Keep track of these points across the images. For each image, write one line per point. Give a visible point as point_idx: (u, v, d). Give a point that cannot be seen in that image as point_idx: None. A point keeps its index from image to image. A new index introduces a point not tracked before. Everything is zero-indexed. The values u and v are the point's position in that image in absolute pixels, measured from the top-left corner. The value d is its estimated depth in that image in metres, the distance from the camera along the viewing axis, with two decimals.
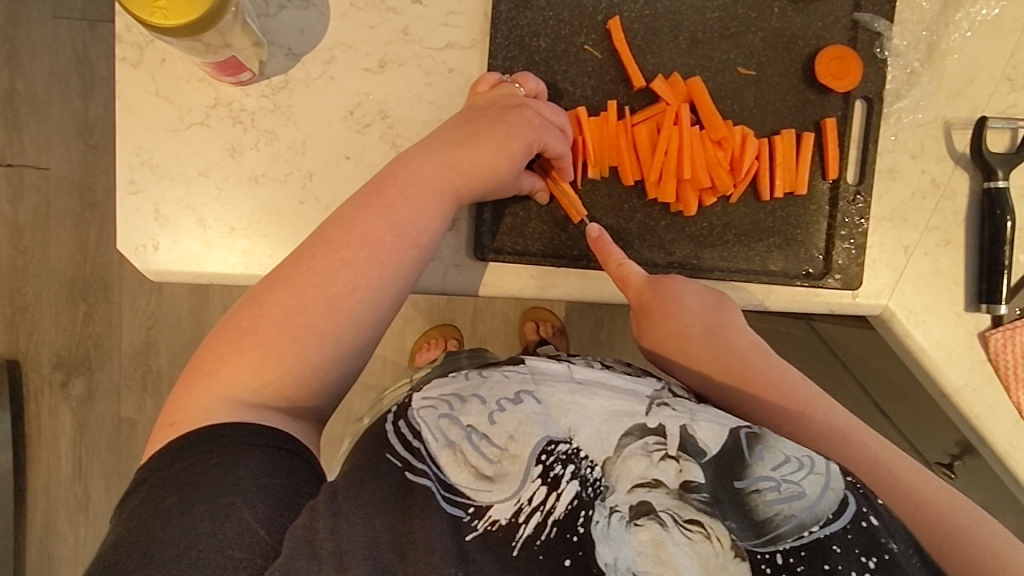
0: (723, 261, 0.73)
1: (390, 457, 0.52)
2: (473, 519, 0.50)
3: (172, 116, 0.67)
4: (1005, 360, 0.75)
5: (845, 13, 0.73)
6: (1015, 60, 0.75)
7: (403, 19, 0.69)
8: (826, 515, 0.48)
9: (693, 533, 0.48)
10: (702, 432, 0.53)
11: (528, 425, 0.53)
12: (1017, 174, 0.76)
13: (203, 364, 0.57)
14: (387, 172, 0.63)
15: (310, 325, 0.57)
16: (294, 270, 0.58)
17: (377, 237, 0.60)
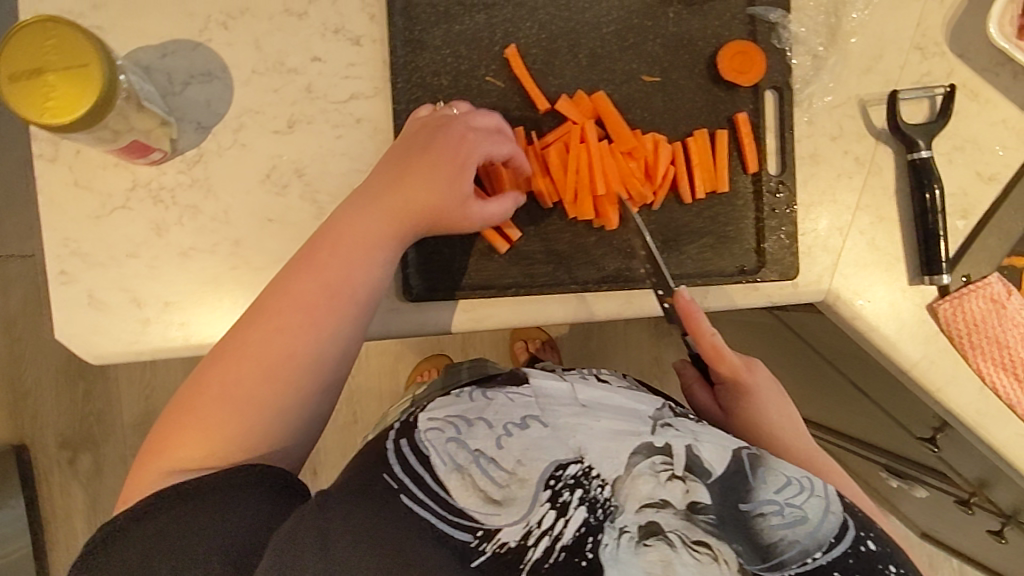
0: (657, 269, 0.72)
1: (386, 477, 0.51)
2: (481, 543, 0.48)
3: (94, 203, 0.69)
4: (958, 329, 0.74)
5: (739, 9, 0.73)
6: (923, 28, 0.74)
7: (305, 78, 0.70)
8: (828, 540, 0.50)
9: (701, 554, 0.48)
10: (706, 452, 0.53)
11: (536, 450, 0.52)
12: (941, 141, 0.75)
13: (161, 436, 0.57)
14: (319, 236, 0.62)
15: (250, 395, 0.57)
16: (233, 342, 0.59)
17: (316, 297, 0.60)
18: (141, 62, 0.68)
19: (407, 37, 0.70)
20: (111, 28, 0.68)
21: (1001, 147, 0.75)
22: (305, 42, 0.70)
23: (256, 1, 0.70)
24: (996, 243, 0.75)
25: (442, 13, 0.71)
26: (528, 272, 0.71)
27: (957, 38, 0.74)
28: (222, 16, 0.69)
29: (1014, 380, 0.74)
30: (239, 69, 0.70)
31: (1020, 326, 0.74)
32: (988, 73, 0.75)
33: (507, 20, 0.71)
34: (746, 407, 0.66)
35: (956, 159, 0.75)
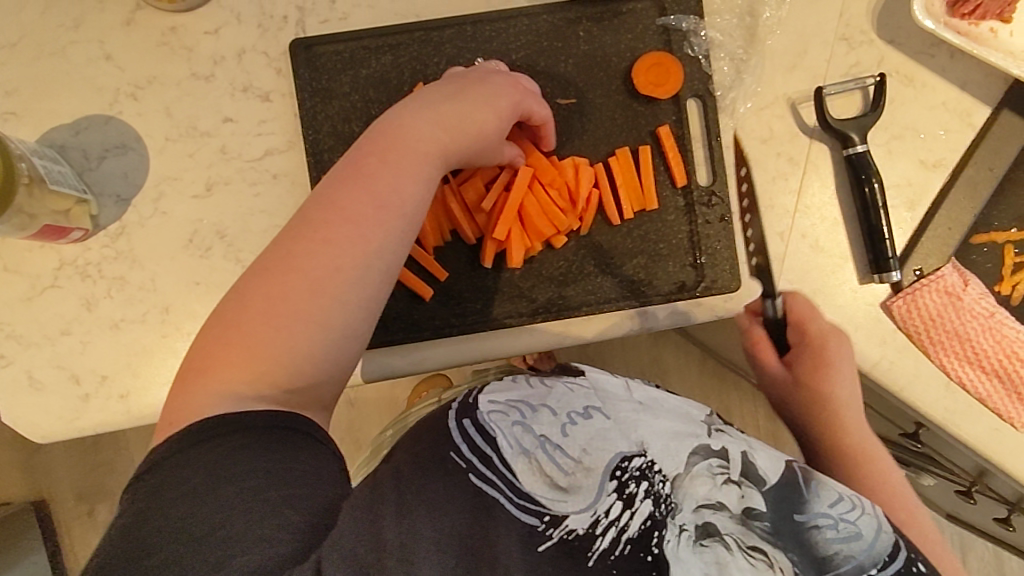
0: (590, 295, 0.71)
1: (452, 456, 0.47)
2: (547, 528, 0.44)
3: (24, 286, 0.70)
4: (915, 325, 0.70)
5: (651, 20, 0.71)
6: (846, 18, 0.72)
7: (218, 139, 0.70)
8: (883, 558, 0.43)
9: (756, 560, 0.42)
10: (762, 460, 0.48)
11: (601, 441, 0.48)
12: (878, 133, 0.72)
13: (193, 365, 0.53)
14: (366, 143, 0.58)
15: (304, 310, 0.53)
16: (279, 254, 0.54)
17: (363, 212, 0.55)
18: (55, 142, 0.69)
19: (315, 88, 0.70)
20: (24, 112, 0.69)
21: (944, 130, 0.71)
22: (215, 103, 0.70)
23: (162, 68, 0.70)
24: (947, 230, 0.71)
25: (348, 60, 0.70)
26: (458, 311, 0.71)
27: (883, 24, 0.72)
28: (131, 86, 0.70)
29: (983, 373, 0.70)
30: (153, 137, 0.70)
31: (980, 317, 0.70)
32: (922, 56, 0.72)
33: (415, 58, 0.70)
34: (822, 382, 0.64)
35: (895, 148, 0.72)
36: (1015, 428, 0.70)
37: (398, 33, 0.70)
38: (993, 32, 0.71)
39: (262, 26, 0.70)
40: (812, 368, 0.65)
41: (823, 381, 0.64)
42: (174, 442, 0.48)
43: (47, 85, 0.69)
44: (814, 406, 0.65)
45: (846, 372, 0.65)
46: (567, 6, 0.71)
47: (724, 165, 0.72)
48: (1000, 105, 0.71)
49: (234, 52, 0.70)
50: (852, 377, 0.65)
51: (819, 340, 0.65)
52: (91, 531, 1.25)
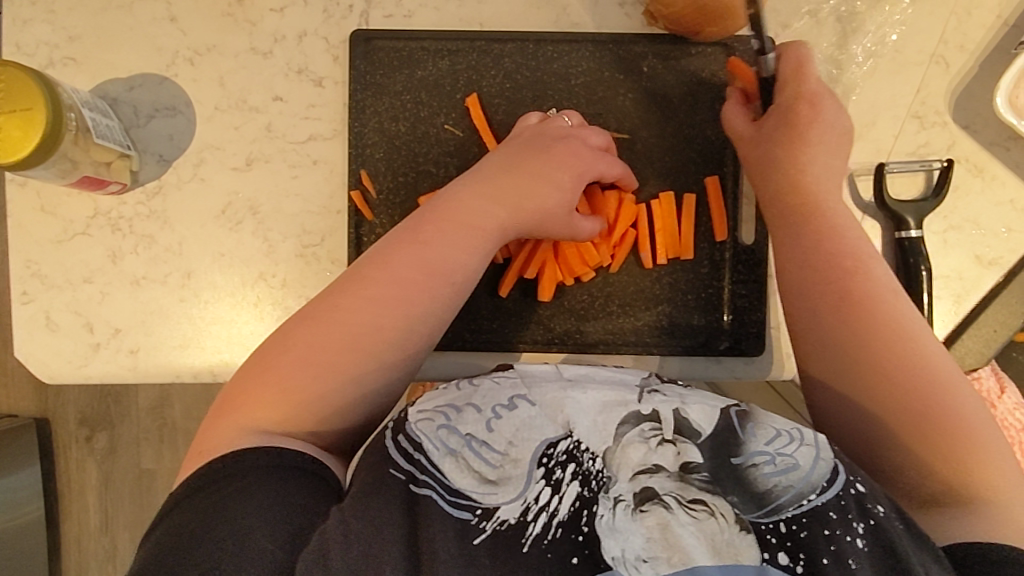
0: (608, 333, 0.69)
1: (392, 472, 0.48)
2: (481, 521, 0.46)
3: (57, 228, 0.70)
4: None
5: (720, 66, 0.69)
6: (923, 95, 0.68)
7: (266, 117, 0.70)
8: (822, 484, 0.46)
9: (697, 512, 0.45)
10: (695, 413, 0.50)
11: (528, 430, 0.49)
12: (935, 219, 0.68)
13: (229, 395, 0.52)
14: (425, 212, 0.58)
15: (337, 363, 0.51)
16: (320, 306, 0.54)
17: (416, 275, 0.55)
18: (109, 94, 0.70)
19: (368, 82, 0.70)
20: (85, 60, 0.70)
21: (1006, 229, 0.68)
22: (268, 81, 0.70)
23: (223, 38, 0.70)
24: None
25: (404, 58, 0.70)
26: (474, 328, 0.70)
27: (961, 108, 0.68)
28: (189, 51, 0.70)
29: None
30: (202, 105, 0.70)
31: None
32: (997, 147, 0.68)
33: (470, 67, 0.70)
34: (800, 152, 0.61)
35: (951, 239, 0.68)
36: None
37: (458, 39, 0.69)
38: None
39: (327, 12, 0.70)
40: (789, 145, 0.61)
41: (808, 182, 0.60)
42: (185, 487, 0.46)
43: (111, 37, 0.70)
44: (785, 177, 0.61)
45: (828, 136, 0.61)
46: (634, 38, 0.69)
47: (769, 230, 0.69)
48: None
49: (295, 33, 0.70)
50: (832, 143, 0.61)
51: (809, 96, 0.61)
52: (86, 457, 1.28)
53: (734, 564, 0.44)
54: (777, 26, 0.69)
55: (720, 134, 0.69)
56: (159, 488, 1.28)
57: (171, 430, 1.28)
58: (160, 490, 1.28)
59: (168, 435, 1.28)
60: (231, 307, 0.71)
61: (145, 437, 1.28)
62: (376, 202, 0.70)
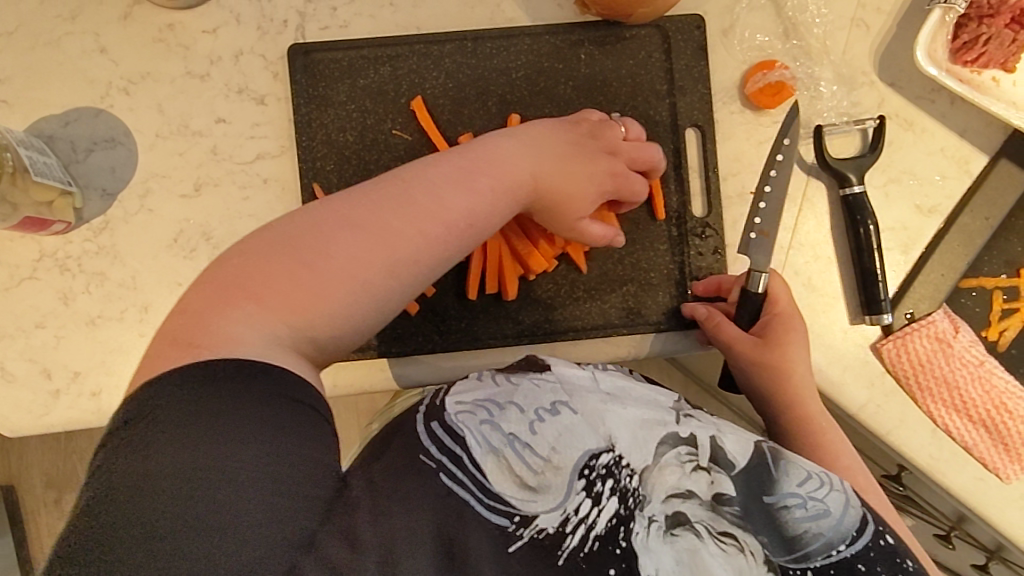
0: (577, 320, 0.70)
1: (424, 458, 0.49)
2: (518, 528, 0.47)
3: (2, 275, 0.68)
4: (905, 369, 0.69)
5: (655, 47, 0.71)
6: (849, 57, 0.71)
7: (210, 139, 0.69)
8: (852, 533, 0.50)
9: (727, 545, 0.48)
10: (730, 444, 0.53)
11: (570, 437, 0.52)
12: (875, 174, 0.71)
13: (237, 286, 0.47)
14: (474, 155, 0.56)
15: (369, 282, 0.49)
16: (361, 216, 0.50)
17: (459, 223, 0.53)
18: (44, 132, 0.68)
19: (311, 95, 0.69)
20: (16, 100, 0.68)
21: (941, 176, 0.71)
22: (209, 103, 0.69)
23: (157, 65, 0.69)
24: (941, 276, 0.70)
25: (346, 68, 0.70)
26: (441, 330, 0.69)
27: (885, 66, 0.71)
28: (123, 81, 0.69)
29: (970, 421, 0.69)
30: (143, 134, 0.69)
31: (968, 364, 0.69)
32: (923, 100, 0.71)
33: (412, 71, 0.70)
34: (788, 347, 0.64)
35: (892, 191, 0.71)
36: (1001, 480, 0.69)
37: (398, 44, 0.70)
38: (995, 81, 0.70)
39: (262, 29, 0.70)
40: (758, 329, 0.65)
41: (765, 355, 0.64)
42: (160, 407, 0.41)
43: (40, 74, 0.69)
44: (775, 377, 0.64)
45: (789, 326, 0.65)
46: (569, 28, 0.70)
47: (718, 198, 0.71)
48: (999, 154, 0.71)
49: (231, 53, 0.70)
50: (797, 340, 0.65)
51: (790, 311, 0.65)
52: (57, 521, 1.23)
53: None
54: (704, 5, 0.72)
55: (663, 113, 0.71)
56: None
57: None
58: None
59: None
60: None
61: None
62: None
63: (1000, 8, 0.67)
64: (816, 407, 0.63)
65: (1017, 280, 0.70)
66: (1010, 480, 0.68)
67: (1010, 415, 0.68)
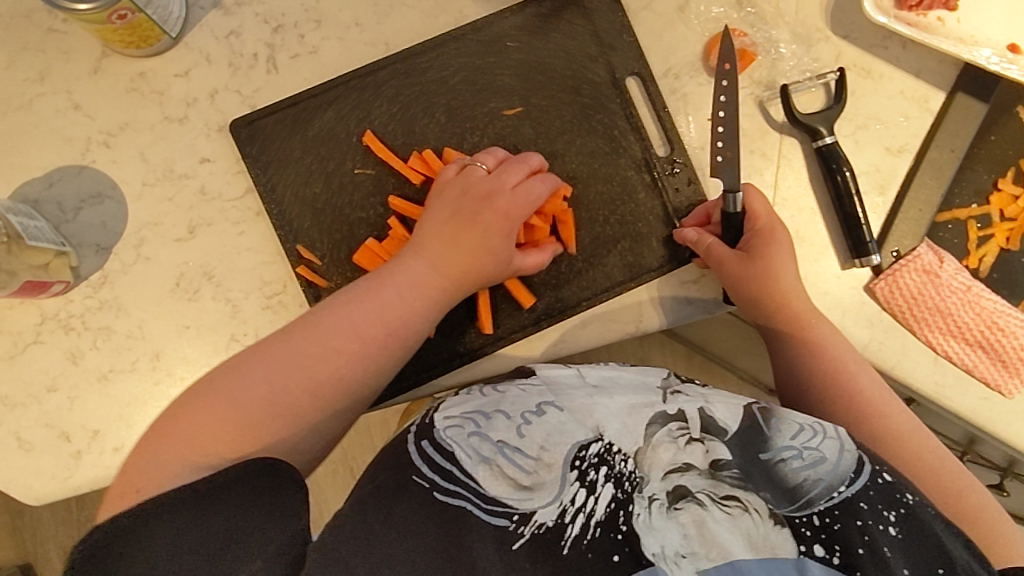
0: (587, 290, 0.71)
1: (417, 479, 0.54)
2: (519, 526, 0.51)
3: (8, 344, 0.68)
4: (899, 305, 0.72)
5: (574, 14, 0.72)
6: (802, 15, 0.74)
7: (197, 180, 0.70)
8: (849, 474, 0.51)
9: (731, 508, 0.49)
10: (719, 412, 0.56)
11: (557, 435, 0.56)
12: (843, 122, 0.75)
13: (171, 424, 0.56)
14: (379, 274, 0.64)
15: (294, 408, 0.58)
16: (280, 351, 0.59)
17: (373, 337, 0.61)
18: (30, 196, 0.69)
19: (267, 160, 0.70)
20: None
21: (905, 117, 0.74)
22: (191, 145, 0.70)
23: (134, 114, 0.70)
24: (919, 212, 0.74)
25: (291, 124, 0.71)
26: (463, 338, 0.71)
27: (838, 20, 0.74)
28: (103, 134, 0.69)
29: (967, 345, 0.72)
30: (129, 184, 0.70)
31: (957, 291, 0.72)
32: (877, 48, 0.74)
33: (356, 106, 0.71)
34: (771, 257, 0.66)
35: (861, 138, 0.74)
36: (1004, 396, 0.72)
37: (335, 86, 0.71)
38: (941, 21, 0.74)
39: (233, 65, 0.71)
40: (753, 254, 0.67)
41: (773, 284, 0.66)
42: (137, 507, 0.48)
43: (18, 140, 0.69)
44: (765, 283, 0.66)
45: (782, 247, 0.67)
46: (533, 23, 0.72)
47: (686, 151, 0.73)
48: (955, 88, 0.74)
49: (206, 92, 0.70)
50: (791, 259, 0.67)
51: (769, 224, 0.68)
52: None
53: (772, 557, 0.47)
54: None
55: (600, 72, 0.73)
56: None
57: None
58: None
59: None
60: None
61: None
62: (324, 267, 0.70)
63: None
64: (815, 326, 0.66)
65: (988, 208, 0.73)
66: (1013, 394, 0.71)
67: (1003, 333, 0.71)
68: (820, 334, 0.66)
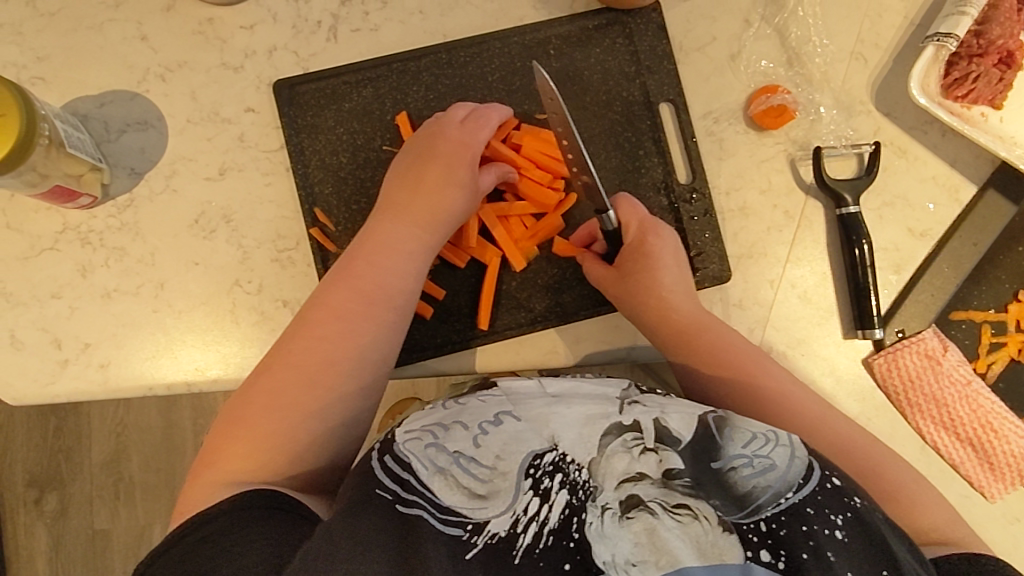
0: (586, 301, 0.72)
1: (379, 492, 0.51)
2: (471, 536, 0.49)
3: (24, 245, 0.70)
4: (895, 385, 0.71)
5: (617, 34, 0.75)
6: (848, 86, 0.76)
7: (238, 127, 0.73)
8: (797, 481, 0.50)
9: (681, 515, 0.48)
10: (673, 421, 0.53)
11: (514, 443, 0.53)
12: (870, 195, 0.75)
13: (207, 460, 0.57)
14: (354, 246, 0.65)
15: (294, 403, 0.58)
16: (273, 360, 0.60)
17: (353, 305, 0.62)
18: (79, 111, 0.72)
19: (301, 124, 0.73)
20: (53, 78, 0.72)
21: (933, 203, 0.75)
22: (240, 93, 0.73)
23: (194, 55, 0.73)
24: (930, 297, 0.74)
25: (330, 95, 0.73)
26: (457, 327, 0.72)
27: (882, 97, 0.76)
28: (161, 67, 0.73)
29: (957, 440, 0.71)
30: (174, 118, 0.72)
31: (957, 384, 0.72)
32: (916, 131, 0.75)
33: (394, 88, 0.73)
34: (643, 273, 0.67)
35: (886, 214, 0.75)
36: (986, 499, 0.71)
37: (377, 65, 0.73)
38: (984, 116, 0.75)
39: (296, 28, 0.74)
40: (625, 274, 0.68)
41: (652, 307, 0.67)
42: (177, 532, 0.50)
43: (82, 57, 0.72)
44: (638, 304, 0.67)
45: (663, 262, 0.68)
46: (585, 42, 0.75)
47: (707, 187, 0.74)
48: (987, 185, 0.74)
49: (265, 48, 0.74)
50: (671, 273, 0.68)
51: (639, 237, 0.69)
52: (35, 520, 1.31)
53: (719, 563, 0.47)
54: (714, 30, 0.76)
55: (635, 93, 0.75)
56: (114, 552, 1.30)
57: (127, 487, 1.31)
58: (114, 551, 1.31)
59: (121, 490, 1.31)
60: (207, 316, 0.71)
61: (97, 495, 1.31)
62: (337, 235, 0.72)
63: (988, 48, 0.72)
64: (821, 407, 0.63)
65: (1005, 316, 0.74)
66: (995, 499, 0.70)
67: (996, 435, 0.71)
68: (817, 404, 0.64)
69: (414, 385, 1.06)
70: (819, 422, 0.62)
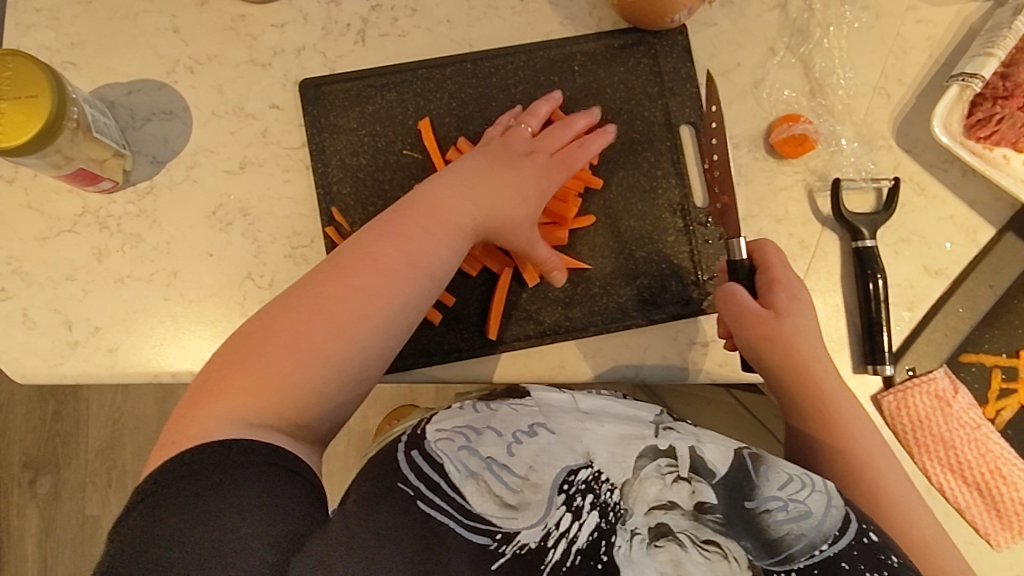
0: (594, 318, 0.72)
1: (402, 486, 0.50)
2: (500, 545, 0.48)
3: (41, 226, 0.71)
4: (903, 424, 0.71)
5: (642, 54, 0.75)
6: (869, 120, 0.76)
7: (261, 123, 0.74)
8: (833, 534, 0.47)
9: (710, 552, 0.47)
10: (710, 452, 0.51)
11: (547, 456, 0.52)
12: (887, 230, 0.75)
13: (209, 384, 0.53)
14: (404, 208, 0.63)
15: (320, 351, 0.54)
16: (303, 297, 0.56)
17: (397, 267, 0.59)
18: (107, 98, 0.73)
19: (324, 124, 0.73)
20: (84, 65, 0.73)
21: (950, 242, 0.74)
22: (266, 90, 0.74)
23: (224, 50, 0.74)
24: (943, 337, 0.73)
25: (354, 97, 0.74)
26: (466, 335, 0.72)
27: (904, 133, 0.76)
28: (190, 60, 0.74)
29: (964, 483, 0.70)
30: (200, 111, 0.73)
31: (967, 427, 0.71)
32: (936, 168, 0.75)
33: (418, 94, 0.74)
34: (792, 315, 0.64)
35: (901, 250, 0.74)
36: (991, 547, 0.70)
37: (403, 71, 0.74)
38: (1006, 159, 0.74)
39: (325, 29, 0.75)
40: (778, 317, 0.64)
41: (799, 354, 0.63)
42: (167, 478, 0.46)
43: (114, 45, 0.73)
44: (788, 350, 0.63)
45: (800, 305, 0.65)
46: (611, 60, 0.75)
47: None
48: (1006, 228, 0.74)
49: (294, 47, 0.75)
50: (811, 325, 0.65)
51: (786, 275, 0.66)
52: (27, 502, 1.31)
53: None
54: (738, 57, 0.76)
55: (656, 114, 0.75)
56: (103, 539, 1.30)
57: (121, 474, 1.31)
58: (103, 538, 1.31)
59: (114, 477, 1.31)
60: (217, 308, 0.71)
61: (90, 481, 1.31)
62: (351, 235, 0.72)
63: (1014, 91, 0.71)
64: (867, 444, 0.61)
65: (1016, 360, 0.72)
66: (1000, 548, 0.70)
67: (1005, 481, 0.70)
68: (864, 442, 0.61)
69: (414, 391, 1.06)
70: (862, 467, 0.60)
